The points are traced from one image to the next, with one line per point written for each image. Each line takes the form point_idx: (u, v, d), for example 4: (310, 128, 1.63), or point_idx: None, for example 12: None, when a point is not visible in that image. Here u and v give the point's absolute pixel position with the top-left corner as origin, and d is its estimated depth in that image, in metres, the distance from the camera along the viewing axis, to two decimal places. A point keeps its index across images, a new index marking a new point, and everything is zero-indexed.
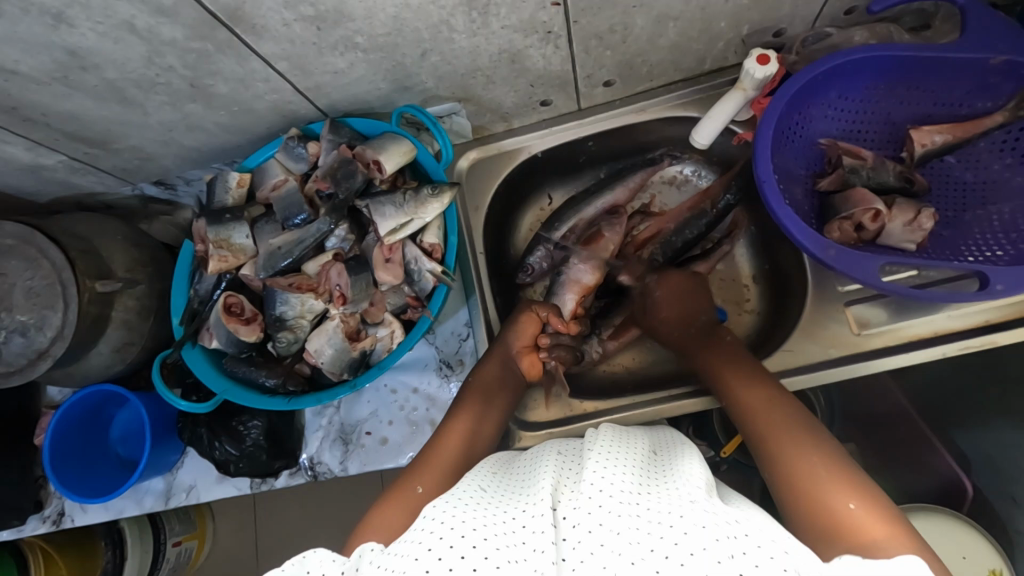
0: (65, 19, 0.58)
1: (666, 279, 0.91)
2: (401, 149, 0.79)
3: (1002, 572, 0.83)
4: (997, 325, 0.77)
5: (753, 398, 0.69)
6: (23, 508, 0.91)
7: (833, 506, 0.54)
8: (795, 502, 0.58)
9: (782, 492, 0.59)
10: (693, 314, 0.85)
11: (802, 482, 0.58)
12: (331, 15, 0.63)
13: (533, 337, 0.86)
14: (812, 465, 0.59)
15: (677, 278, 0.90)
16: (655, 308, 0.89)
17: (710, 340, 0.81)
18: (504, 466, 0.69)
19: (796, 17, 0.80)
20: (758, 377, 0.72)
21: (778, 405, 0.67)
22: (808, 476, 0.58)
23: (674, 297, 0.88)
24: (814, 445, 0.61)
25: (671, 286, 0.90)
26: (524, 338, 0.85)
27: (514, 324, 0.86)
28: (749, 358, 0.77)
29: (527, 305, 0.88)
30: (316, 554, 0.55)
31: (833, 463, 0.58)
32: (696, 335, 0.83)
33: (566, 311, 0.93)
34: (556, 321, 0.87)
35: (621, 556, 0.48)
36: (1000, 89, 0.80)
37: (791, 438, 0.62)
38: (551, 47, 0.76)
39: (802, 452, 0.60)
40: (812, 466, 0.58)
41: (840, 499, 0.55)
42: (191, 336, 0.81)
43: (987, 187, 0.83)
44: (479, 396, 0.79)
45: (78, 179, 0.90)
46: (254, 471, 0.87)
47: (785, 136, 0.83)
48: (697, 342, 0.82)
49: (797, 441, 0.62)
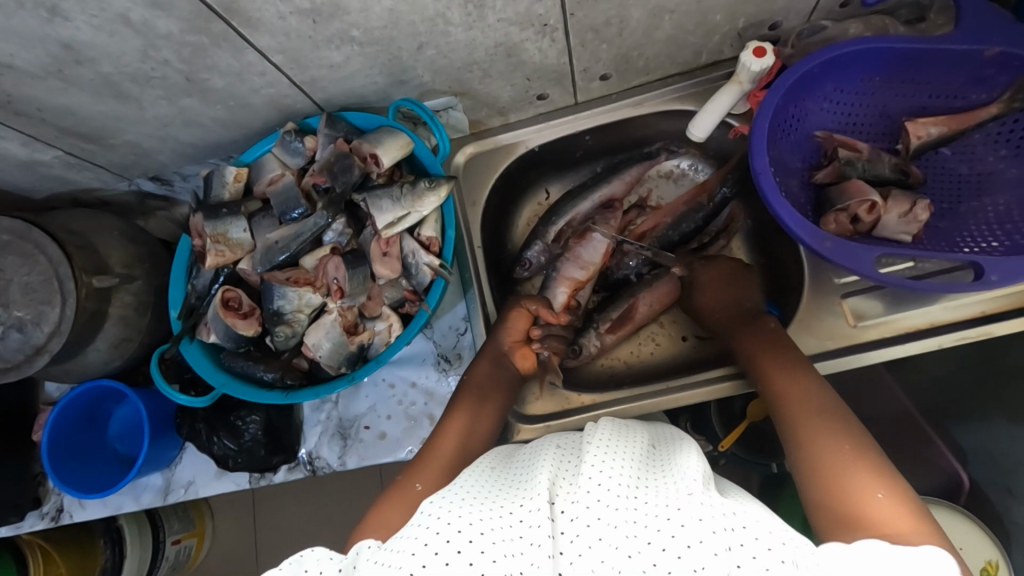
0: (60, 12, 0.58)
1: (711, 264, 0.92)
2: (398, 143, 0.79)
3: (998, 563, 0.84)
4: (992, 316, 0.78)
5: (789, 388, 0.68)
6: (22, 504, 0.91)
7: (830, 459, 0.59)
8: (815, 496, 0.58)
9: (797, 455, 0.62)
10: (737, 301, 0.86)
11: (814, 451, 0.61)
12: (326, 8, 0.63)
13: (524, 331, 0.87)
14: (846, 468, 0.57)
15: (726, 264, 0.91)
16: (698, 293, 0.91)
17: (750, 325, 0.81)
18: (503, 461, 0.69)
19: (792, 10, 0.80)
20: (797, 366, 0.71)
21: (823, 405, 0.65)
22: (826, 461, 0.59)
23: (722, 285, 0.89)
24: (848, 443, 0.59)
25: (719, 271, 0.91)
26: (515, 333, 0.86)
27: (505, 321, 0.87)
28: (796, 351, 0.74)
29: (517, 300, 0.90)
30: (313, 552, 0.55)
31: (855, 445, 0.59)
32: (737, 321, 0.83)
33: (556, 303, 0.95)
34: (545, 313, 0.90)
35: (619, 550, 0.49)
36: (995, 81, 0.80)
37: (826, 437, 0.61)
38: (547, 40, 0.76)
39: (831, 446, 0.60)
40: (843, 460, 0.58)
41: (868, 493, 0.54)
42: (189, 330, 0.82)
43: (982, 179, 0.83)
44: (474, 394, 0.79)
45: (74, 175, 0.90)
46: (252, 466, 0.88)
47: (782, 129, 0.83)
48: (736, 326, 0.83)
49: (833, 442, 0.60)
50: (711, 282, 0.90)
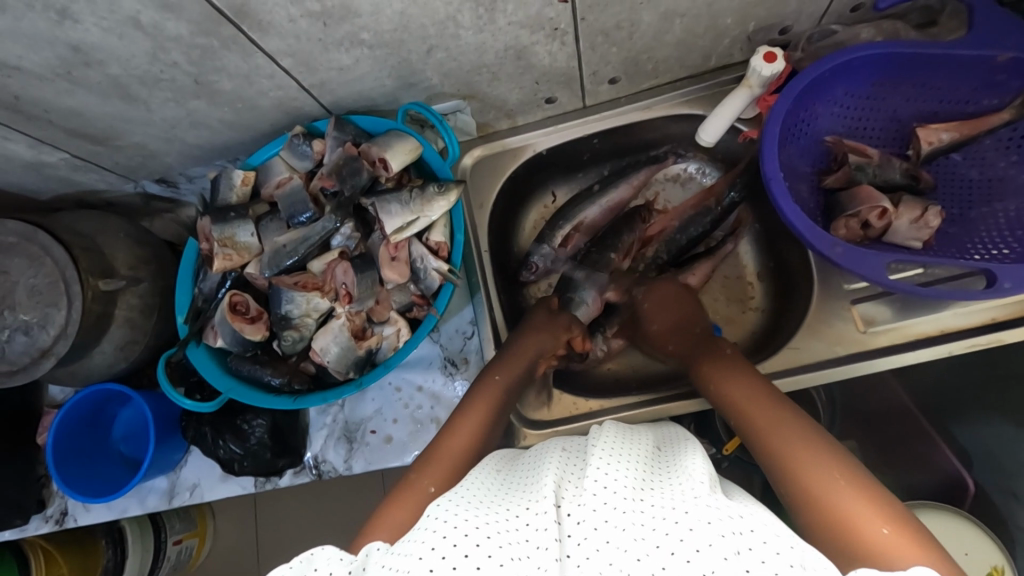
0: (70, 15, 0.57)
1: (653, 289, 0.92)
2: (407, 146, 0.78)
3: (1004, 568, 0.84)
4: (1002, 323, 0.78)
5: (747, 402, 0.68)
6: (27, 507, 0.90)
7: (786, 455, 0.60)
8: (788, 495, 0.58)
9: (761, 454, 0.63)
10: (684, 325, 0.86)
11: (776, 449, 0.61)
12: (337, 11, 0.63)
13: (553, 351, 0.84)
14: (803, 460, 0.58)
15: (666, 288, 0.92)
16: (645, 321, 0.90)
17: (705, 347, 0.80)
18: (508, 464, 0.68)
19: (803, 14, 0.80)
20: (753, 385, 0.70)
21: (774, 419, 0.64)
22: (788, 455, 0.59)
23: (663, 307, 0.90)
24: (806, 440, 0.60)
25: (659, 296, 0.91)
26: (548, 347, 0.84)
27: (547, 334, 0.84)
28: (752, 371, 0.74)
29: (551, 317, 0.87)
30: (323, 552, 0.54)
31: (813, 440, 0.60)
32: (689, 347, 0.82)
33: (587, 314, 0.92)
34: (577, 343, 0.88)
35: (627, 552, 0.48)
36: (1007, 87, 0.79)
37: (786, 436, 0.61)
38: (557, 44, 0.76)
39: (791, 444, 0.60)
40: (801, 452, 0.59)
41: (829, 487, 0.55)
42: (196, 334, 0.81)
43: (993, 184, 0.83)
44: (494, 400, 0.76)
45: (80, 176, 0.89)
46: (257, 469, 0.88)
47: (791, 132, 0.83)
48: (691, 353, 0.81)
49: (793, 440, 0.61)
50: (653, 307, 0.90)
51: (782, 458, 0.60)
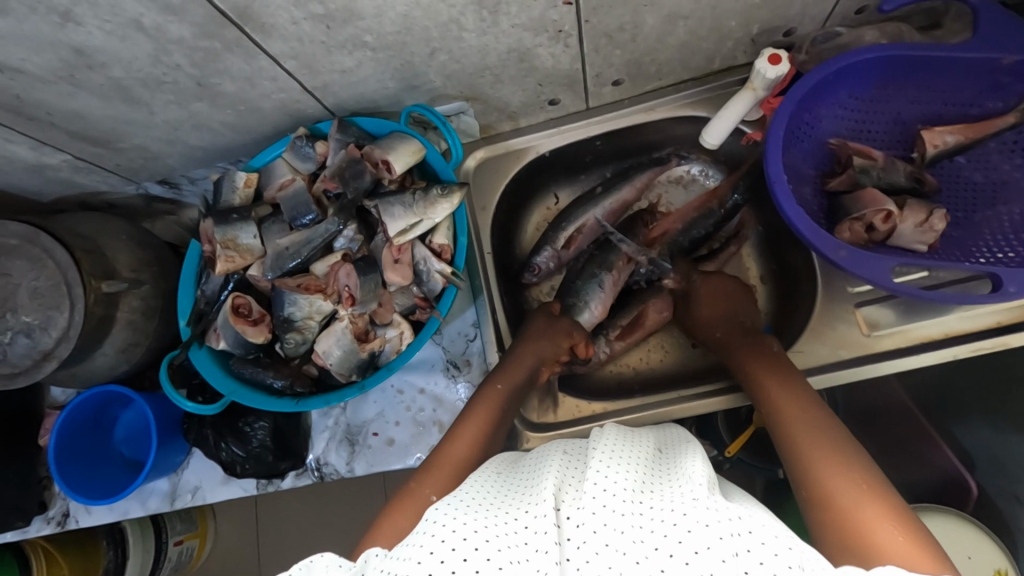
0: (73, 17, 0.57)
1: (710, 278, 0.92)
2: (411, 148, 0.78)
3: (1007, 572, 0.83)
4: (1006, 327, 0.77)
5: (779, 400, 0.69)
6: (28, 509, 0.90)
7: (808, 457, 0.60)
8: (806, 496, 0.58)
9: (784, 454, 0.63)
10: (734, 316, 0.87)
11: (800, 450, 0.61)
12: (340, 14, 0.62)
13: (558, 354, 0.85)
14: (826, 462, 0.59)
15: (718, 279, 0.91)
16: (694, 305, 0.90)
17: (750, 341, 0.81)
18: (509, 467, 0.68)
19: (807, 16, 0.79)
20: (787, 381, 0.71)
21: (803, 420, 0.65)
22: (811, 457, 0.60)
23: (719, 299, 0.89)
24: (832, 442, 0.61)
25: (716, 284, 0.91)
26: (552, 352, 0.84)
27: (545, 340, 0.85)
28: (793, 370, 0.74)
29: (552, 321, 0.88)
30: (322, 559, 0.54)
31: (839, 443, 0.60)
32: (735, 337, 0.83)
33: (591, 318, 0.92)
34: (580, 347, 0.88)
35: (626, 555, 0.48)
36: (1011, 89, 0.80)
37: (811, 440, 0.62)
38: (560, 46, 0.75)
39: (814, 448, 0.61)
40: (823, 455, 0.59)
41: (847, 491, 0.55)
42: (198, 337, 0.80)
43: (998, 187, 0.83)
44: (496, 405, 0.76)
45: (81, 178, 0.89)
46: (260, 472, 0.87)
47: (795, 135, 0.82)
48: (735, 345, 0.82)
49: (817, 444, 0.61)
50: (709, 295, 0.90)
51: (805, 458, 0.60)
